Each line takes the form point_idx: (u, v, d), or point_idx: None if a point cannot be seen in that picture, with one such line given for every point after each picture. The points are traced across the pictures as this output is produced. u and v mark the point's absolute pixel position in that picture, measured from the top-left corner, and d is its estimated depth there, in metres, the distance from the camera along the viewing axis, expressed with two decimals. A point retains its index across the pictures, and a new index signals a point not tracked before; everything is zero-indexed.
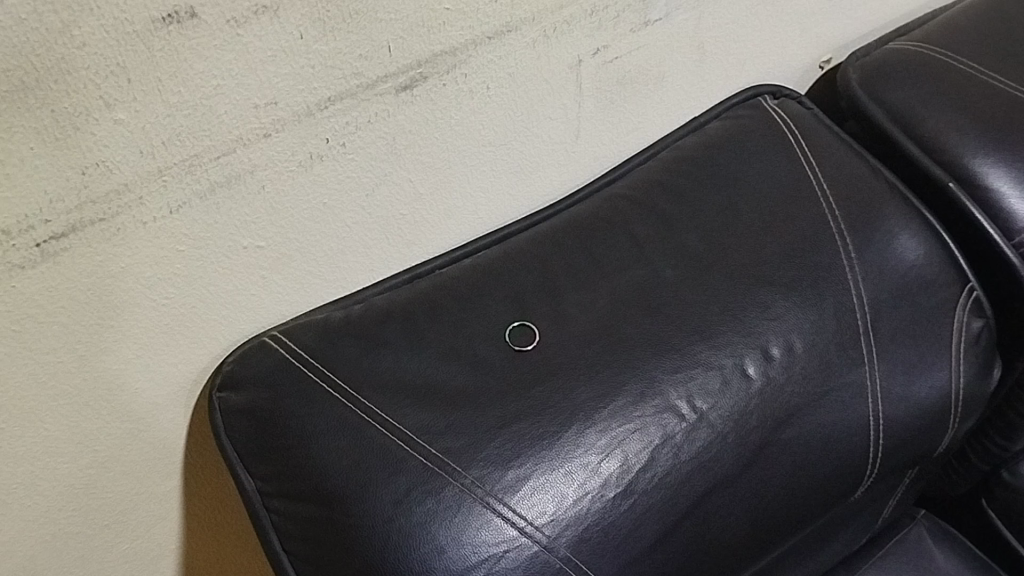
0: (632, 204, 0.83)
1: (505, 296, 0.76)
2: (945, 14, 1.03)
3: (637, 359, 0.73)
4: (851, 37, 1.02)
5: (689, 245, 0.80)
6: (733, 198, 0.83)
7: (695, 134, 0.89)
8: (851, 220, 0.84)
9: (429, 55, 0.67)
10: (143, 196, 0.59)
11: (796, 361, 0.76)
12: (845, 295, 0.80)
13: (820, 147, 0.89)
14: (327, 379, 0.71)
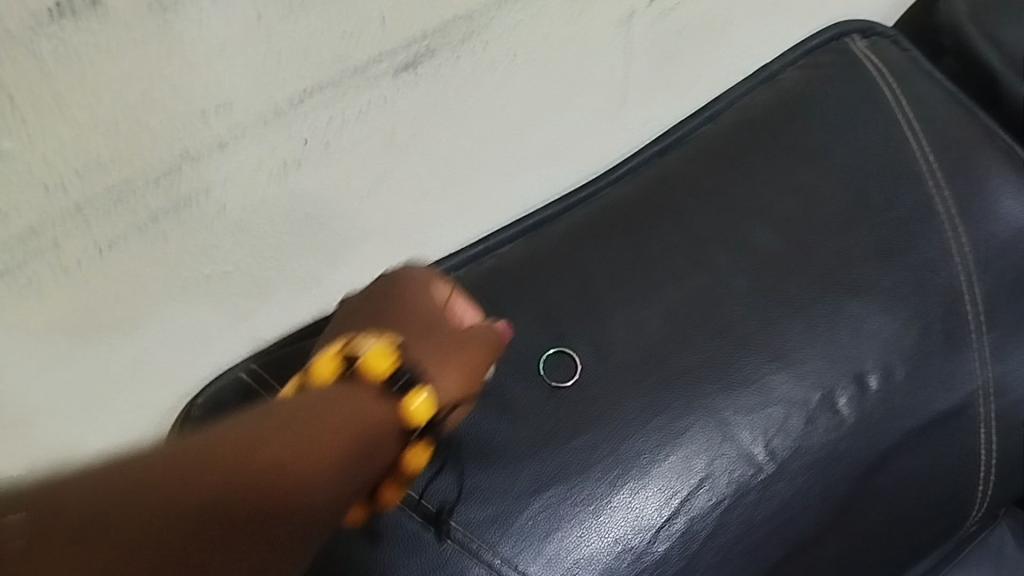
0: (691, 184, 0.66)
1: (534, 316, 0.61)
2: None
3: (702, 395, 0.59)
4: None
5: (761, 242, 0.65)
6: (817, 178, 0.67)
7: (766, 87, 0.71)
8: (963, 200, 0.68)
9: (437, 23, 0.50)
10: (58, 239, 0.43)
11: (895, 392, 0.62)
12: (955, 302, 0.65)
13: (925, 104, 0.70)
14: None
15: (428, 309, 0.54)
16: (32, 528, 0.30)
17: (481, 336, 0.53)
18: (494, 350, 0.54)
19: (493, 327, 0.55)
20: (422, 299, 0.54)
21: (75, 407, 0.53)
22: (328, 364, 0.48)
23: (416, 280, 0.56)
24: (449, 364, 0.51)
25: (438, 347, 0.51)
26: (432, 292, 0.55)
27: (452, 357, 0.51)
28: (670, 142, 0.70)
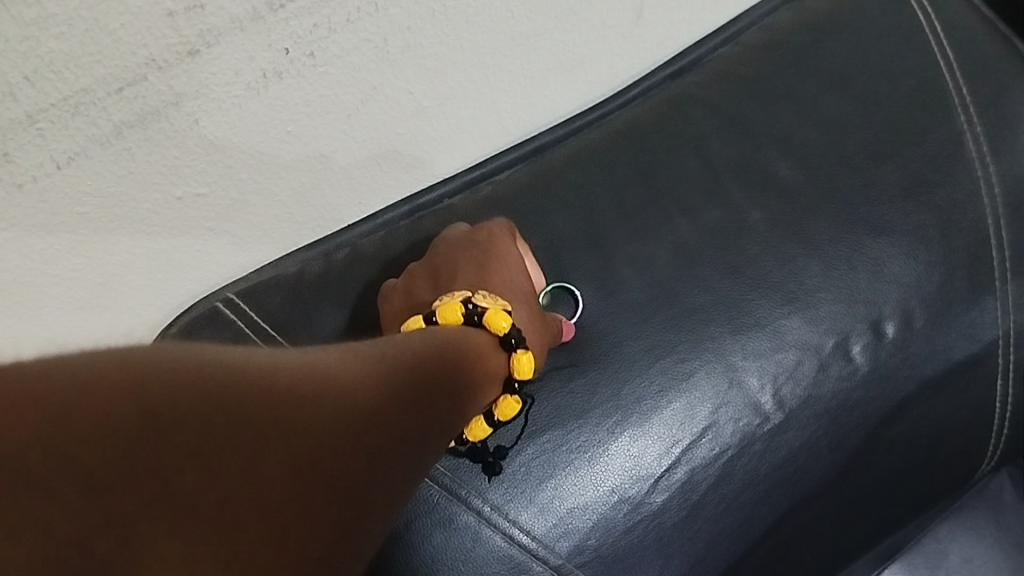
0: (706, 110, 0.62)
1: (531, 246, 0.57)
2: None
3: (711, 338, 0.56)
4: None
5: (779, 174, 0.61)
6: (841, 108, 0.62)
7: (790, 8, 0.66)
8: (998, 137, 0.63)
9: None
10: (10, 152, 0.39)
11: (914, 340, 0.58)
12: (982, 245, 0.61)
13: (960, 28, 0.65)
14: None
15: (519, 284, 0.53)
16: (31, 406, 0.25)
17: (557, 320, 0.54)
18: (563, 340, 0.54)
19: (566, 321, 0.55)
20: (512, 269, 0.53)
21: (55, 336, 0.48)
22: (461, 307, 0.47)
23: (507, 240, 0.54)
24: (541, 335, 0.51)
25: (535, 318, 0.52)
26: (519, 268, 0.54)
27: (542, 333, 0.51)
28: (688, 65, 0.64)
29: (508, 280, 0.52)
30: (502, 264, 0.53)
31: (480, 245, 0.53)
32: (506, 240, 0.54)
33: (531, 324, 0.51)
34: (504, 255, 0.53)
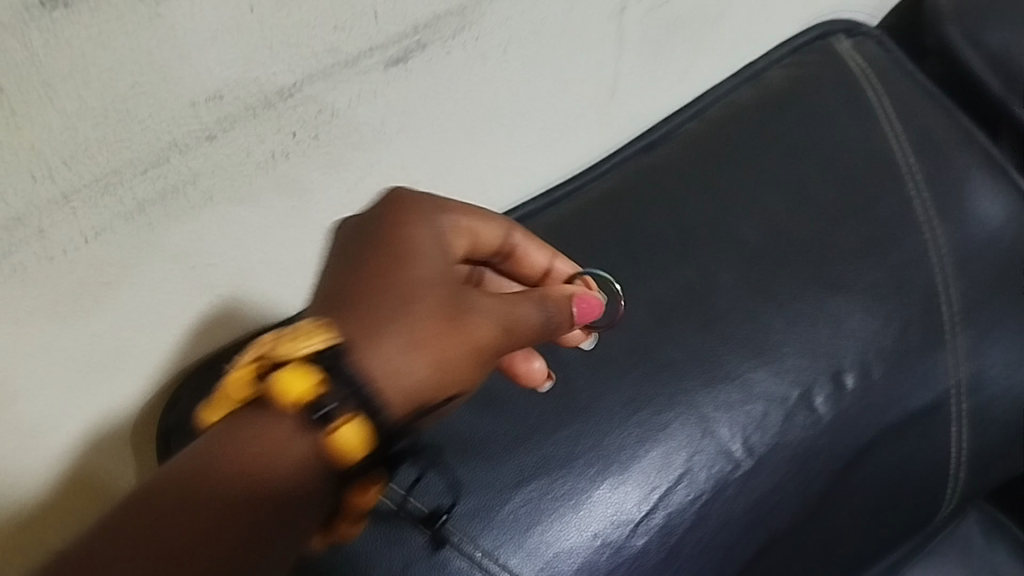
0: (676, 180, 0.67)
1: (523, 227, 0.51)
2: None
3: (684, 391, 0.60)
4: None
5: (745, 238, 0.65)
6: (800, 177, 0.68)
7: (751, 84, 0.72)
8: (942, 202, 0.69)
9: (428, 17, 0.50)
10: (44, 227, 0.43)
11: (873, 390, 0.63)
12: (933, 301, 0.66)
13: (905, 105, 0.71)
14: None
15: (417, 325, 0.40)
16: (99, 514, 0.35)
17: (503, 311, 0.44)
18: (533, 337, 0.45)
19: (536, 316, 0.45)
20: (412, 274, 0.41)
21: (82, 394, 0.53)
22: (244, 377, 0.37)
23: (428, 222, 0.44)
24: (442, 374, 0.41)
25: (427, 363, 0.40)
26: (439, 258, 0.43)
27: (441, 375, 0.40)
28: (657, 138, 0.70)
29: (402, 304, 0.40)
30: (410, 261, 0.42)
31: (372, 249, 0.42)
32: (421, 226, 0.44)
33: (408, 385, 0.39)
34: (412, 245, 0.43)
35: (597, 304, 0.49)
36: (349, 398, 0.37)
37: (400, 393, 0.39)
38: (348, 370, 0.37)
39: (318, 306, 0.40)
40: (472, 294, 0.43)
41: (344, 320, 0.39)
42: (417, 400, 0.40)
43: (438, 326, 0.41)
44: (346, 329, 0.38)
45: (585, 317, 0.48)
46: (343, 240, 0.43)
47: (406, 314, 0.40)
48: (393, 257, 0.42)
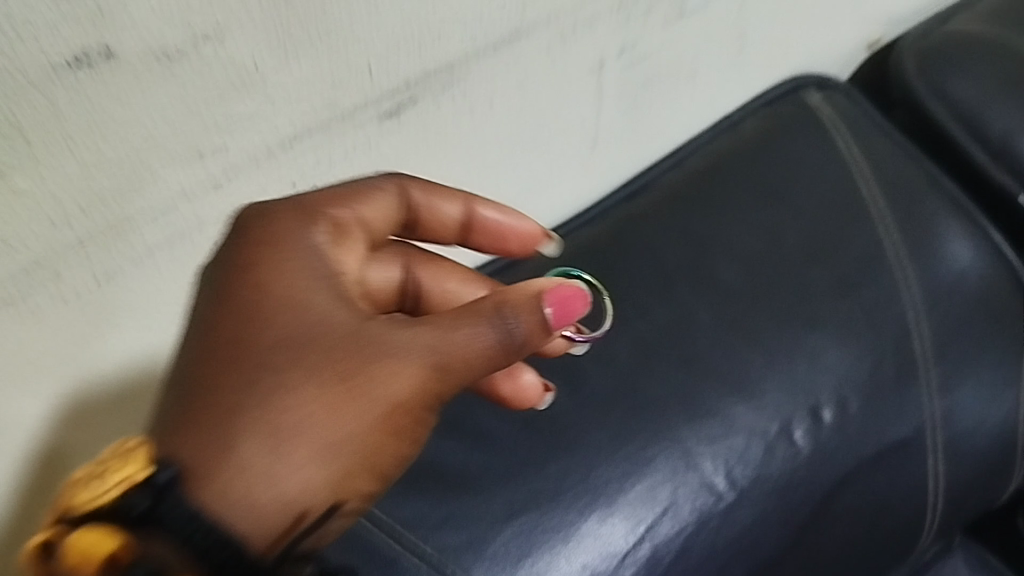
0: (658, 226, 0.70)
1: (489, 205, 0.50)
2: None
3: (668, 426, 0.63)
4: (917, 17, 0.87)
5: (724, 279, 0.69)
6: (776, 221, 0.71)
7: (728, 135, 0.76)
8: (913, 243, 0.72)
9: (420, 74, 0.53)
10: (60, 270, 0.46)
11: (849, 422, 0.66)
12: (906, 338, 0.69)
13: (874, 153, 0.75)
14: None
15: (290, 410, 0.38)
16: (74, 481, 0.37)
17: (423, 345, 0.40)
18: (487, 364, 0.40)
19: (484, 337, 0.40)
20: (275, 342, 0.39)
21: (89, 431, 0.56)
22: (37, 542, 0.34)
23: (305, 261, 0.41)
24: (338, 450, 0.39)
25: (310, 447, 0.38)
26: (324, 303, 0.40)
27: (337, 448, 0.39)
28: (638, 186, 0.74)
29: (261, 394, 0.38)
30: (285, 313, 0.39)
31: (230, 311, 0.39)
32: (293, 270, 0.40)
33: (295, 473, 0.38)
34: (279, 297, 0.39)
35: (580, 300, 0.43)
36: (180, 545, 0.35)
37: (284, 496, 0.38)
38: (168, 505, 0.35)
39: (168, 394, 0.38)
40: (375, 327, 0.40)
41: (184, 430, 0.37)
42: (313, 483, 0.38)
43: (322, 398, 0.38)
44: (189, 443, 0.37)
45: (567, 317, 0.42)
46: (205, 292, 0.41)
47: (266, 404, 0.38)
48: (244, 331, 0.39)
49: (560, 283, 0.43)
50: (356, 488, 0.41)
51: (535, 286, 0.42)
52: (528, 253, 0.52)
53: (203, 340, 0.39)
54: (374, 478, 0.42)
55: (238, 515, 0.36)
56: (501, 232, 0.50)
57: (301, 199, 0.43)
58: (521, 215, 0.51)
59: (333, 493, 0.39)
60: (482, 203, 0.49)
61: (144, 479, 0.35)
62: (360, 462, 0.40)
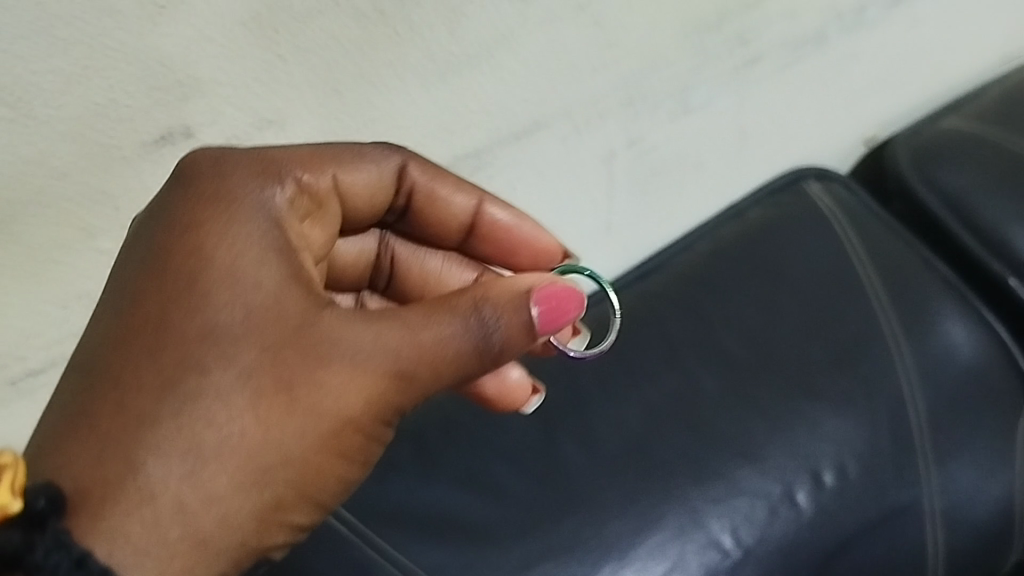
0: (669, 305, 0.76)
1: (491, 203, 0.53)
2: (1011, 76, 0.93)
3: (675, 487, 0.67)
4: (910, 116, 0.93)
5: (730, 352, 0.74)
6: (777, 300, 0.76)
7: (733, 222, 0.82)
8: (907, 322, 0.77)
9: (450, 159, 0.61)
10: None
11: (849, 488, 0.70)
12: (901, 410, 0.73)
13: (871, 240, 0.81)
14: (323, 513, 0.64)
15: (212, 425, 0.35)
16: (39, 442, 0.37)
17: (383, 349, 0.38)
18: (459, 368, 0.39)
19: (456, 339, 0.38)
20: (204, 341, 0.36)
21: None
22: None
23: (249, 248, 0.38)
24: (273, 472, 0.37)
25: (236, 469, 0.36)
26: (269, 296, 0.38)
27: (272, 471, 0.37)
28: (648, 270, 0.80)
29: (180, 407, 0.35)
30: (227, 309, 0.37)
31: (153, 305, 0.37)
32: (235, 255, 0.38)
33: (215, 499, 0.35)
34: (214, 289, 0.37)
35: (574, 301, 0.41)
36: None
37: (201, 525, 0.35)
38: (45, 549, 0.31)
39: (71, 392, 0.36)
40: (325, 327, 0.38)
41: (85, 443, 0.35)
42: (239, 511, 0.36)
43: (256, 410, 0.36)
44: (90, 459, 0.34)
45: (555, 319, 0.41)
46: (161, 269, 0.38)
47: (183, 418, 0.35)
48: (167, 328, 0.37)
49: (557, 283, 0.41)
50: (297, 514, 0.39)
51: (522, 284, 0.41)
52: (538, 266, 0.55)
53: (118, 335, 0.37)
54: (321, 502, 0.40)
55: (143, 549, 0.33)
56: (507, 234, 0.54)
57: (259, 174, 0.41)
58: (538, 229, 0.55)
59: (265, 521, 0.37)
60: (491, 203, 0.53)
61: (21, 510, 0.31)
62: (300, 487, 0.38)
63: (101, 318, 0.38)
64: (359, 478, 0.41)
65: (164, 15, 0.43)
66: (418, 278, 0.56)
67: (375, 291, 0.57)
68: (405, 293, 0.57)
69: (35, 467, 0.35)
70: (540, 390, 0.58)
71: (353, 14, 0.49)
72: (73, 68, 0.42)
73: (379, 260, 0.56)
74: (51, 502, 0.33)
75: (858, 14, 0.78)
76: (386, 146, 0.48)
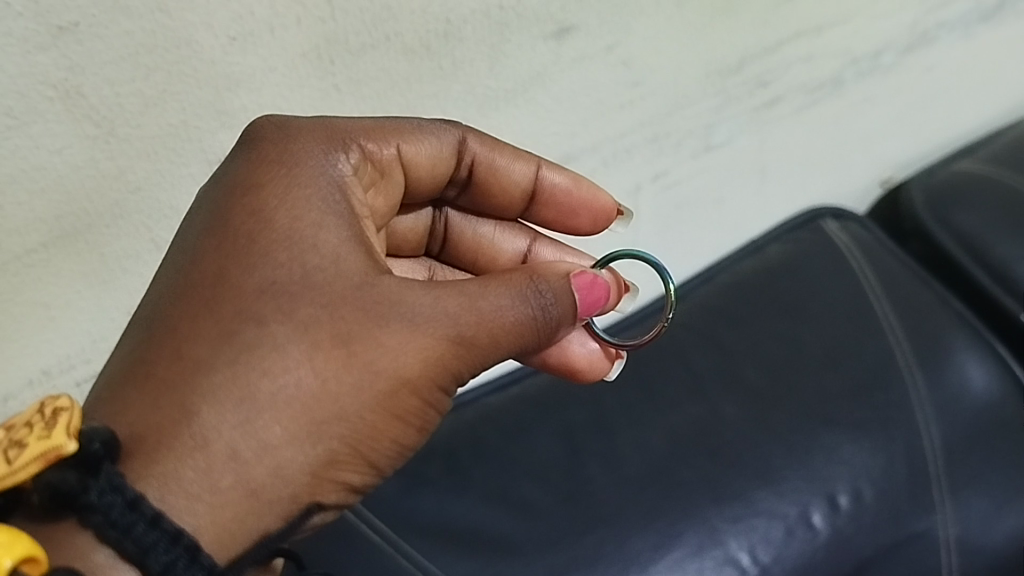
0: (691, 333, 0.79)
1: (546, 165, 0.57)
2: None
3: (696, 507, 0.69)
4: (927, 159, 0.97)
5: (748, 379, 0.76)
6: (796, 330, 0.79)
7: (754, 257, 0.85)
8: (921, 354, 0.79)
9: None
10: None
11: (865, 512, 0.72)
12: (916, 439, 0.75)
13: (886, 274, 0.83)
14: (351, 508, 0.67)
15: (268, 376, 0.38)
16: (100, 388, 0.40)
17: (442, 313, 0.41)
18: (513, 335, 0.43)
19: (513, 308, 0.43)
20: (264, 294, 0.40)
21: None
22: None
23: (311, 213, 0.43)
24: (329, 426, 0.39)
25: (289, 420, 0.38)
26: (329, 256, 0.42)
27: (327, 425, 0.39)
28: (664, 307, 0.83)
29: (237, 356, 0.39)
30: (287, 264, 0.41)
31: (215, 264, 0.41)
32: (295, 218, 0.42)
33: (268, 449, 0.38)
34: (275, 248, 0.41)
35: (604, 288, 0.48)
36: (111, 526, 0.34)
37: (254, 474, 0.38)
38: (99, 490, 0.34)
39: (138, 340, 0.40)
40: (383, 289, 0.41)
41: (143, 389, 0.38)
42: (292, 463, 0.39)
43: (311, 362, 0.39)
44: (145, 405, 0.38)
45: (593, 305, 0.48)
46: (221, 231, 0.42)
47: (239, 366, 0.38)
48: (228, 283, 0.40)
49: (586, 271, 0.48)
50: (349, 473, 0.41)
51: (563, 271, 0.47)
52: (597, 228, 0.59)
53: (181, 289, 0.41)
54: (373, 464, 0.42)
55: (194, 493, 0.37)
56: (567, 197, 0.58)
57: (324, 147, 0.46)
58: (595, 189, 0.59)
59: (318, 476, 0.40)
60: (548, 167, 0.57)
61: (74, 453, 0.34)
62: (354, 444, 0.40)
63: (168, 278, 0.42)
64: (411, 445, 0.44)
65: (234, 46, 0.48)
66: (472, 241, 0.61)
67: (433, 257, 0.61)
68: (461, 255, 0.61)
69: (99, 412, 0.39)
70: (620, 355, 0.64)
71: (402, 49, 0.54)
72: (153, 91, 0.47)
73: (433, 226, 0.60)
74: (104, 445, 0.35)
75: (874, 59, 0.82)
76: (446, 122, 0.52)
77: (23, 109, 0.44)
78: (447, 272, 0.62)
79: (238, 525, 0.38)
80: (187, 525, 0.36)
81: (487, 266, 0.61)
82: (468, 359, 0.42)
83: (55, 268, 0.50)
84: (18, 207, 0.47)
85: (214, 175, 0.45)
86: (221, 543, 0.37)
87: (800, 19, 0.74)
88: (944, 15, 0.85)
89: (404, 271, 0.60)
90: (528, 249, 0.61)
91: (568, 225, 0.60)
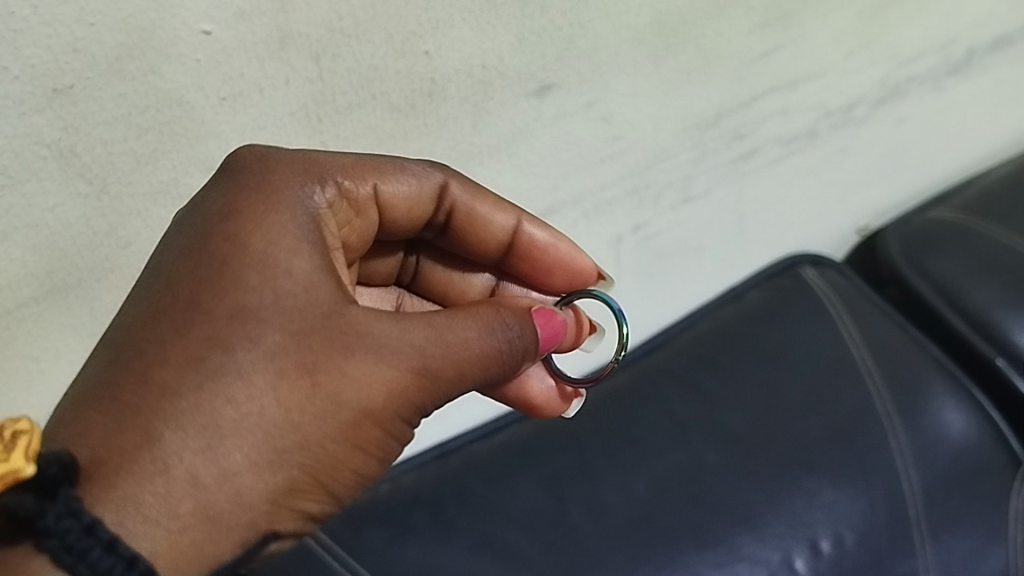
0: (672, 379, 0.80)
1: (529, 218, 0.59)
2: (998, 169, 0.99)
3: (680, 553, 0.70)
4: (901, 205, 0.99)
5: (731, 425, 0.77)
6: (776, 373, 0.80)
7: (732, 304, 0.87)
8: (899, 399, 0.80)
9: None
10: None
11: (846, 558, 0.73)
12: (896, 483, 0.76)
13: (862, 319, 0.85)
14: (338, 557, 0.68)
15: (232, 403, 0.39)
16: (62, 409, 0.40)
17: (408, 345, 0.43)
18: (477, 368, 0.45)
19: (479, 341, 0.45)
20: (234, 319, 0.41)
21: None
22: None
23: (285, 240, 0.44)
24: (290, 454, 0.40)
25: (252, 447, 0.39)
26: (300, 284, 0.42)
27: (287, 452, 0.40)
28: (641, 352, 0.84)
29: (203, 381, 0.39)
30: (258, 291, 0.42)
31: (186, 289, 0.42)
32: (269, 244, 0.43)
33: (229, 475, 0.39)
34: (249, 276, 0.42)
35: (561, 324, 0.51)
36: (65, 551, 0.34)
37: (213, 500, 0.38)
38: (56, 514, 0.34)
39: (104, 363, 0.40)
40: (352, 319, 0.42)
41: (107, 413, 0.39)
42: (252, 490, 0.39)
43: (277, 391, 0.40)
44: (108, 428, 0.38)
45: (553, 337, 0.51)
46: (191, 254, 0.43)
47: (203, 394, 0.39)
48: (198, 308, 0.41)
49: (546, 308, 0.51)
50: (309, 501, 0.42)
51: (525, 305, 0.50)
52: (573, 289, 0.62)
53: (153, 313, 0.41)
54: (334, 493, 0.43)
55: (153, 518, 0.37)
56: (545, 254, 0.60)
57: (303, 176, 0.47)
58: (575, 251, 0.61)
59: (277, 504, 0.41)
60: (529, 222, 0.59)
61: (34, 476, 0.35)
62: (315, 473, 0.41)
63: (139, 301, 0.42)
64: (371, 476, 0.45)
65: (224, 106, 0.49)
66: (443, 275, 0.62)
67: (402, 287, 0.62)
68: (430, 288, 0.62)
69: (60, 436, 0.39)
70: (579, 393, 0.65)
71: (388, 107, 0.56)
72: (144, 150, 0.48)
73: (405, 261, 0.61)
74: (62, 469, 0.36)
75: (847, 112, 0.85)
76: (428, 164, 0.53)
77: (16, 168, 0.45)
78: (416, 303, 0.62)
79: (195, 550, 0.38)
80: (142, 549, 0.37)
81: (457, 300, 0.63)
82: (429, 392, 0.44)
83: (47, 321, 0.51)
84: (8, 263, 0.48)
85: (191, 202, 0.46)
86: (176, 566, 0.37)
87: (774, 75, 0.76)
88: (915, 69, 0.88)
89: (373, 302, 0.61)
90: (497, 283, 0.63)
91: (545, 282, 0.61)
